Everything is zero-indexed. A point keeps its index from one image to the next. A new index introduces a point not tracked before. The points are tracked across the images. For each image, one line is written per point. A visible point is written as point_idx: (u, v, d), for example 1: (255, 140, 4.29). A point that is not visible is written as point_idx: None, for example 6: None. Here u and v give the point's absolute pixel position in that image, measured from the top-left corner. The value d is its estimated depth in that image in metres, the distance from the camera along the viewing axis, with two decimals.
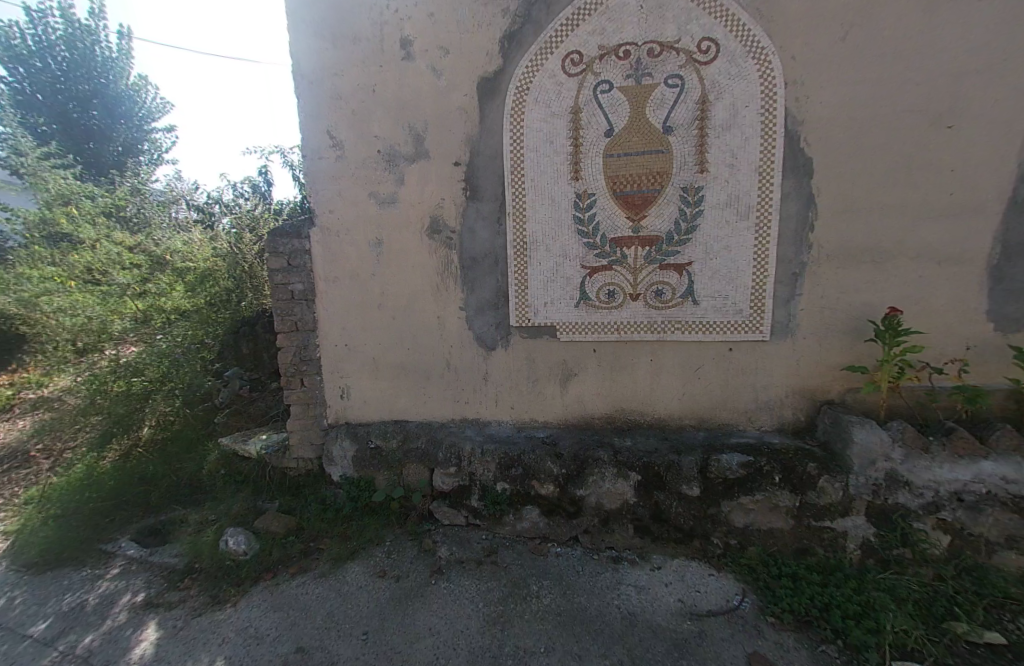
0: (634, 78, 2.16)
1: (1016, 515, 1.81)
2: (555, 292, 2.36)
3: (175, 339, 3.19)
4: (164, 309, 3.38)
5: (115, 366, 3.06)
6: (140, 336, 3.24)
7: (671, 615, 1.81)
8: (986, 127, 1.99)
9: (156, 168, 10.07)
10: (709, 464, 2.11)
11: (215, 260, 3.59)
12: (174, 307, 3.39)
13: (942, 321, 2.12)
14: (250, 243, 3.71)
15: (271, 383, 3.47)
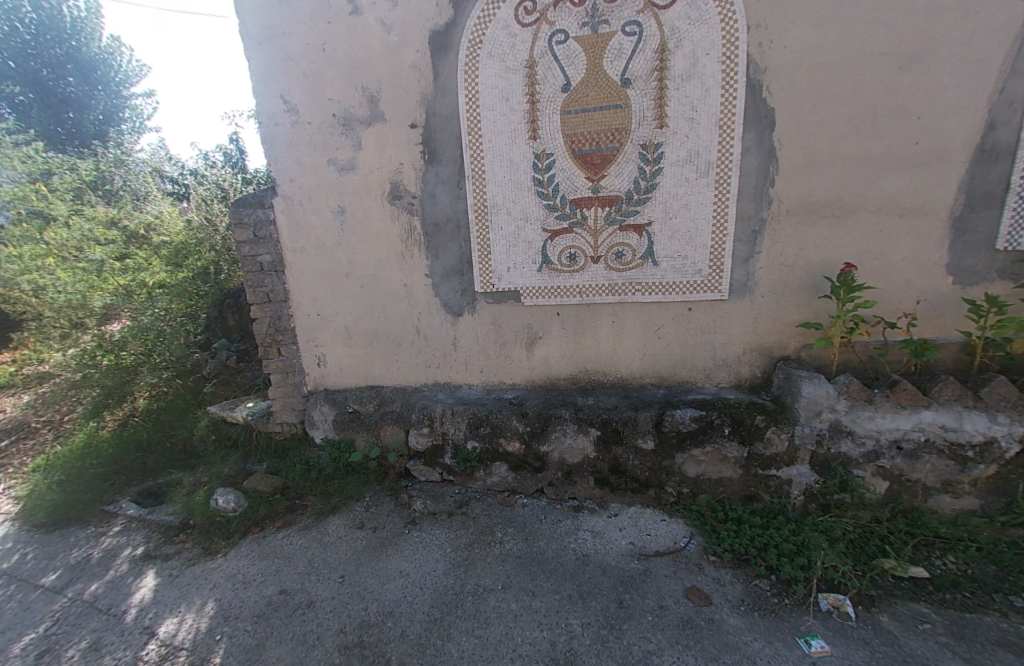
0: (590, 27, 2.04)
1: (951, 462, 1.91)
2: (518, 257, 2.37)
3: (159, 313, 3.25)
4: (145, 283, 3.34)
5: (103, 341, 3.14)
6: (127, 311, 3.25)
7: (621, 556, 1.97)
8: (958, 70, 1.90)
9: (138, 136, 9.81)
10: (664, 419, 2.21)
11: (190, 233, 3.66)
12: (155, 281, 3.35)
13: (903, 276, 2.11)
14: (221, 214, 3.81)
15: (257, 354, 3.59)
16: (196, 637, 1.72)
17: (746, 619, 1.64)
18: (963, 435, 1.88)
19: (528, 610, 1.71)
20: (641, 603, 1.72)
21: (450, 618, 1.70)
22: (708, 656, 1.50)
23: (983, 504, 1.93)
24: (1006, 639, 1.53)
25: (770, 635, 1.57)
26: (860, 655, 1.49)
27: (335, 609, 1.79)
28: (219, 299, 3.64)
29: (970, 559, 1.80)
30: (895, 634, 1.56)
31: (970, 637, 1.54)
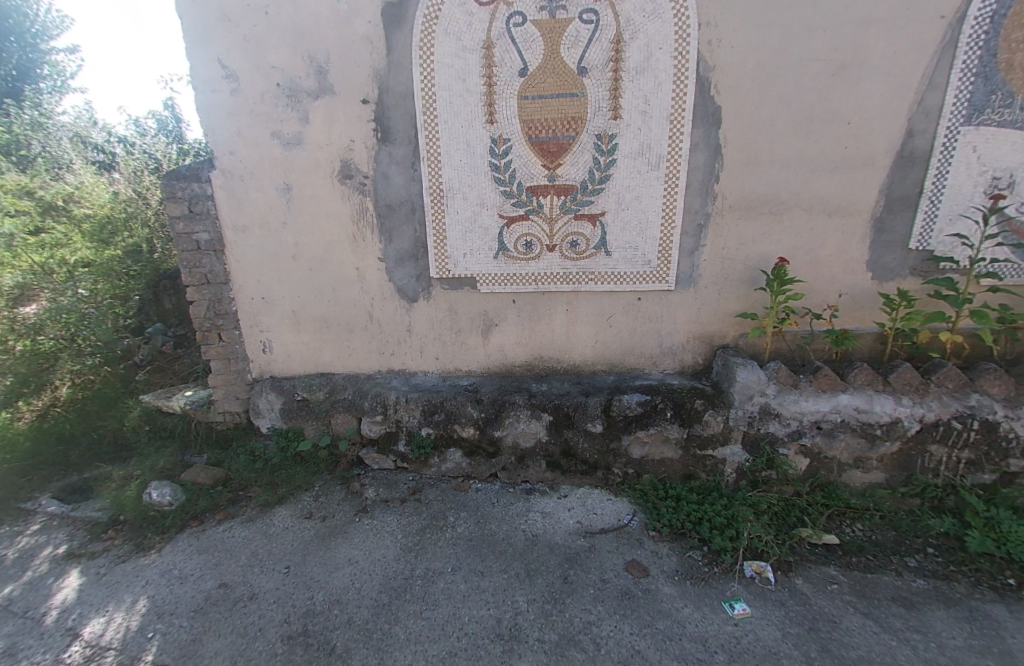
0: (548, 12, 2.02)
1: (862, 439, 2.11)
2: (474, 243, 2.35)
3: (86, 295, 2.98)
4: (66, 260, 2.97)
5: (14, 325, 2.75)
6: (46, 292, 2.87)
7: (568, 534, 2.06)
8: (883, 80, 2.04)
9: (59, 95, 8.75)
10: (612, 404, 2.31)
11: (115, 204, 3.39)
12: (79, 259, 3.01)
13: (830, 271, 2.28)
14: (151, 186, 3.70)
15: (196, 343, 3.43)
16: (126, 636, 1.64)
17: (680, 588, 1.76)
18: (873, 415, 2.08)
19: (477, 590, 1.75)
20: (585, 578, 1.81)
21: (398, 602, 1.71)
22: (643, 623, 1.61)
23: (888, 477, 2.16)
24: (898, 593, 1.75)
25: (699, 602, 1.70)
26: (776, 615, 1.65)
27: (279, 600, 1.75)
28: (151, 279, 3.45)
29: (873, 526, 2.05)
30: (807, 595, 1.73)
31: (869, 594, 1.74)
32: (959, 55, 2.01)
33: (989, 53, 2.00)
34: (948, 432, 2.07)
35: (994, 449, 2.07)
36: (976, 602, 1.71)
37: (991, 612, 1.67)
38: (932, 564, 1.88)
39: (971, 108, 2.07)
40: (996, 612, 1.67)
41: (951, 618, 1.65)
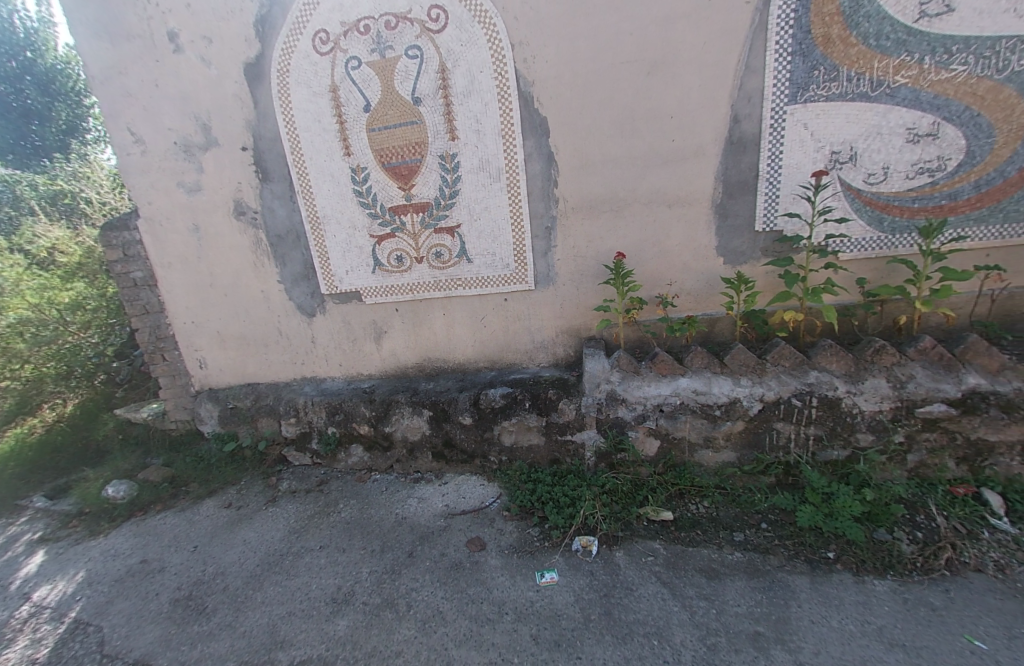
0: (378, 52, 2.24)
1: (703, 420, 2.16)
2: (353, 261, 2.59)
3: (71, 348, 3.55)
4: (67, 323, 3.55)
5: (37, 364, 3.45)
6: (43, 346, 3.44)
7: (432, 516, 2.28)
8: (696, 72, 2.09)
9: (91, 135, 9.69)
10: (480, 397, 2.47)
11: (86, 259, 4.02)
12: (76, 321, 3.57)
13: (679, 259, 2.37)
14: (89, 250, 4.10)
15: (137, 356, 3.90)
16: (61, 599, 2.07)
17: (504, 560, 1.95)
18: (710, 396, 2.13)
19: (332, 563, 2.06)
20: (427, 552, 2.04)
21: (266, 573, 2.06)
22: (456, 589, 1.82)
23: (739, 456, 2.17)
24: (707, 565, 1.81)
25: (516, 571, 1.88)
26: (578, 583, 1.78)
27: (179, 572, 2.14)
28: (119, 312, 3.79)
29: (717, 503, 2.10)
30: (618, 565, 1.85)
31: (680, 565, 1.82)
32: (772, 37, 2.00)
33: (801, 31, 1.97)
34: (790, 410, 2.05)
35: (839, 425, 2.02)
36: (782, 573, 1.73)
37: (791, 583, 1.68)
38: (759, 538, 1.91)
39: (793, 87, 2.05)
40: (795, 583, 1.67)
41: (746, 587, 1.68)
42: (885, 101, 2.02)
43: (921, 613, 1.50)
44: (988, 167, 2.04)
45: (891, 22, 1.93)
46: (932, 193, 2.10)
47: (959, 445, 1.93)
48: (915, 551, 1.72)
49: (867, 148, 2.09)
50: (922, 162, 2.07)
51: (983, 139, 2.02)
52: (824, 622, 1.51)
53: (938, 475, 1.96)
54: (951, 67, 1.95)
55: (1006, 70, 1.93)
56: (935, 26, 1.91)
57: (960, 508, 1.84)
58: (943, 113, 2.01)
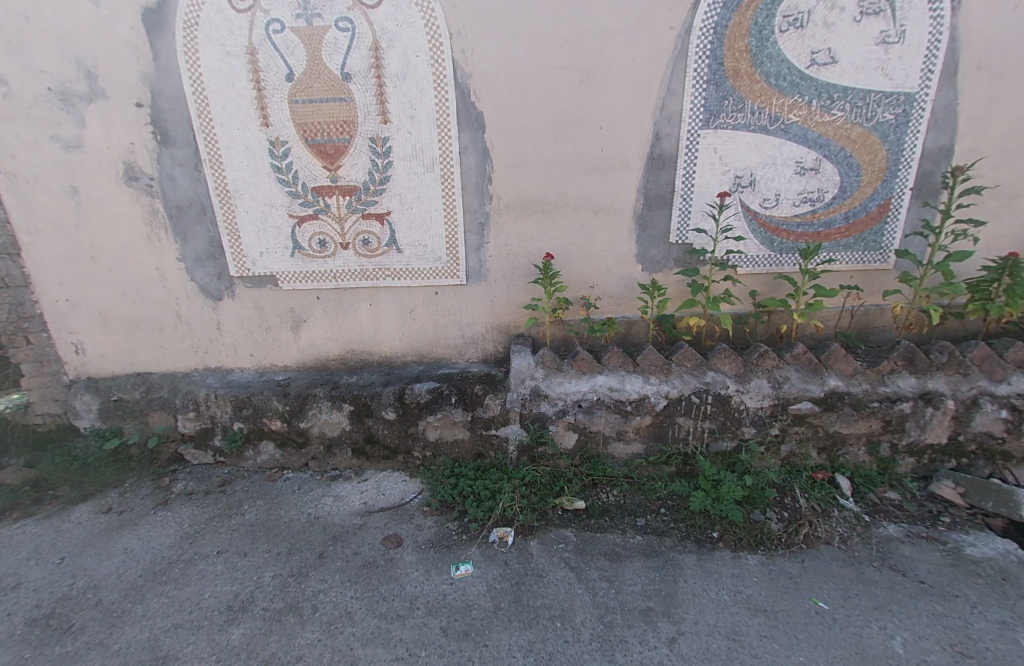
0: (304, 19, 2.08)
1: (616, 414, 2.32)
2: (269, 242, 2.40)
3: None
4: None
5: None
6: None
7: (348, 514, 2.21)
8: (625, 87, 2.20)
9: None
10: (405, 392, 2.41)
11: None
12: None
13: (603, 264, 2.50)
14: None
15: None
16: None
17: (420, 555, 1.94)
18: (623, 393, 2.30)
19: (230, 569, 1.92)
20: (339, 551, 1.98)
21: (151, 584, 1.87)
22: (368, 587, 1.79)
23: (646, 448, 2.37)
24: (612, 549, 1.95)
25: (431, 565, 1.89)
26: (491, 573, 1.84)
27: (40, 587, 1.87)
28: None
29: (625, 492, 2.28)
30: (531, 554, 1.93)
31: (588, 551, 1.95)
32: (691, 63, 2.17)
33: (716, 62, 2.17)
34: (690, 406, 2.28)
35: (730, 419, 2.28)
36: (674, 553, 1.92)
37: (681, 561, 1.88)
38: (659, 522, 2.10)
39: (707, 112, 2.25)
40: (683, 561, 1.87)
41: (644, 567, 1.85)
42: (780, 135, 2.29)
43: (781, 582, 1.75)
44: (855, 201, 2.40)
45: (789, 65, 2.19)
46: (812, 220, 2.43)
47: (820, 437, 2.26)
48: (781, 529, 2.00)
49: (764, 175, 2.35)
50: (806, 191, 2.38)
51: (852, 177, 2.37)
52: (705, 594, 1.70)
53: (804, 463, 2.29)
54: (832, 112, 2.27)
55: (872, 119, 2.28)
56: (821, 74, 2.21)
57: (819, 490, 2.17)
58: (824, 151, 2.33)
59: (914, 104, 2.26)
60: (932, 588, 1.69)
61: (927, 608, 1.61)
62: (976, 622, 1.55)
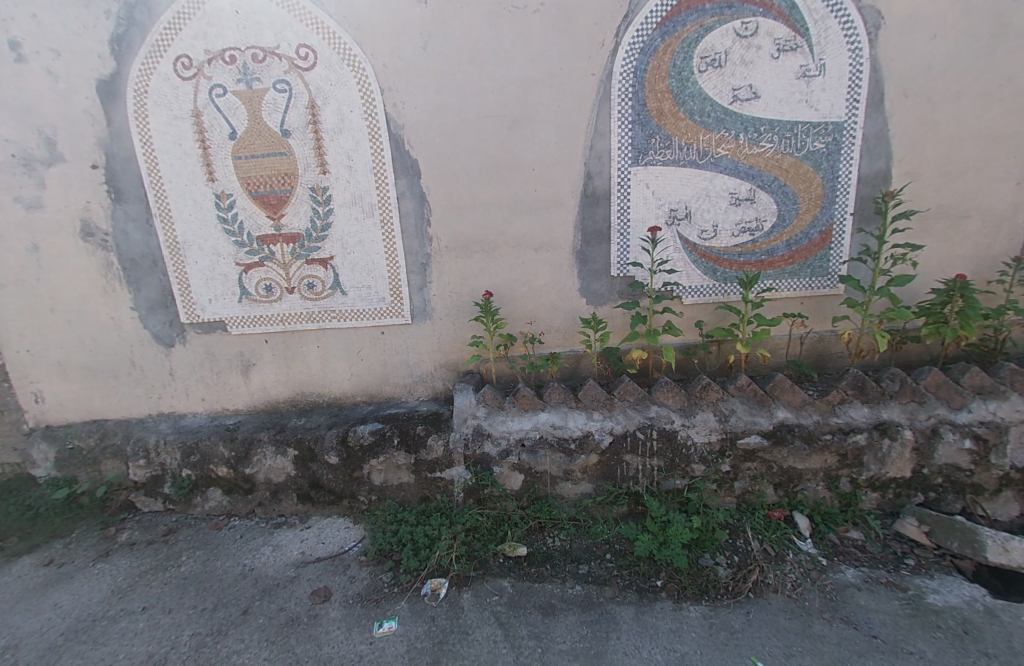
0: (244, 83, 2.21)
1: (561, 453, 2.25)
2: (217, 289, 2.47)
3: None
4: None
5: None
6: None
7: (283, 565, 2.15)
8: (553, 130, 2.27)
9: None
10: (348, 434, 2.38)
11: None
12: None
13: (547, 299, 2.51)
14: None
15: None
16: None
17: (346, 611, 1.86)
18: (566, 430, 2.24)
19: (152, 627, 1.87)
20: (264, 607, 1.91)
21: (69, 643, 1.82)
22: (283, 648, 1.71)
23: (595, 488, 2.28)
24: (547, 601, 1.84)
25: (354, 623, 1.80)
26: (415, 631, 1.74)
27: None
28: None
29: (571, 536, 2.17)
30: (461, 608, 1.83)
31: (522, 603, 1.84)
32: (615, 106, 2.24)
33: (639, 103, 2.23)
34: (635, 442, 2.20)
35: (678, 456, 2.19)
36: (612, 605, 1.80)
37: (618, 614, 1.76)
38: (602, 570, 1.98)
39: (635, 150, 2.29)
40: (620, 614, 1.75)
41: (576, 622, 1.73)
42: (711, 168, 2.32)
43: (720, 637, 1.63)
44: (796, 229, 2.39)
45: (711, 103, 2.24)
46: (753, 249, 2.41)
47: (775, 473, 2.15)
48: (729, 575, 1.87)
49: (699, 207, 2.37)
50: (744, 221, 2.39)
51: (789, 206, 2.37)
52: (636, 653, 1.59)
53: (760, 500, 2.17)
54: (760, 144, 2.29)
55: (803, 149, 2.30)
56: (745, 109, 2.25)
57: (773, 531, 2.05)
58: (757, 182, 2.35)
59: (843, 133, 2.28)
60: (885, 644, 1.55)
61: None
62: None
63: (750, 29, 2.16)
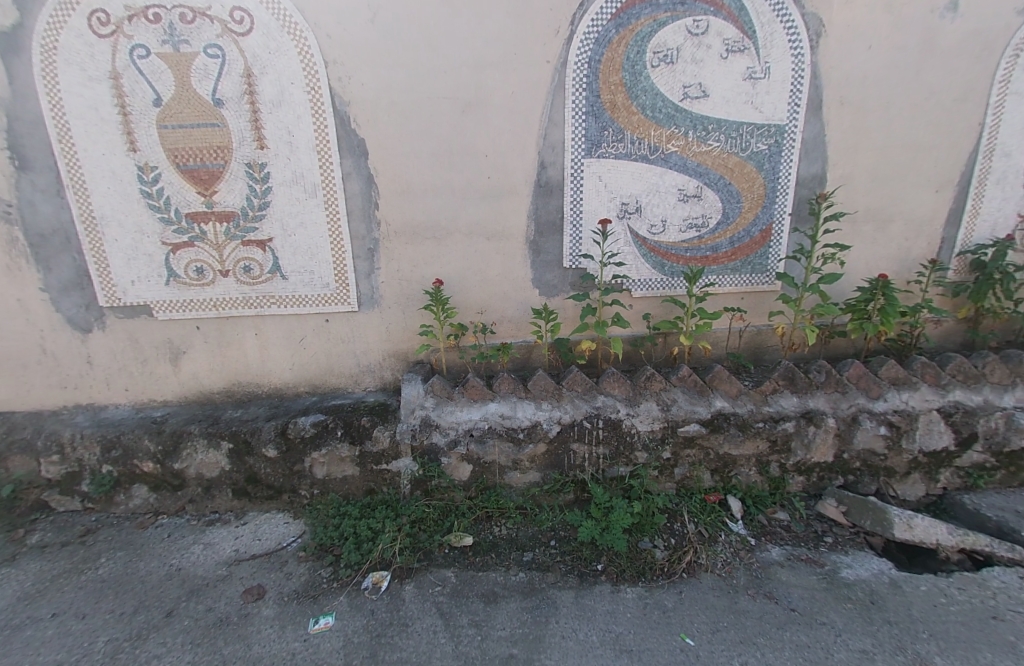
0: (171, 45, 2.02)
1: (509, 443, 2.24)
2: (141, 270, 2.27)
3: None
4: None
5: None
6: None
7: (214, 564, 2.03)
8: (507, 116, 2.23)
9: None
10: (287, 426, 2.27)
11: None
12: None
13: (499, 289, 2.48)
14: None
15: None
16: None
17: (280, 609, 1.79)
18: (514, 420, 2.24)
19: (61, 634, 1.72)
20: (190, 608, 1.81)
21: None
22: (209, 650, 1.62)
23: (543, 476, 2.30)
24: (490, 590, 1.85)
25: (288, 620, 1.74)
26: (353, 625, 1.70)
27: None
28: None
29: (517, 524, 2.19)
30: (402, 600, 1.80)
31: (464, 593, 1.83)
32: (569, 95, 2.22)
33: (593, 94, 2.23)
34: (582, 431, 2.23)
35: (622, 444, 2.24)
36: (552, 590, 1.83)
37: (558, 599, 1.79)
38: (546, 556, 2.01)
39: (589, 142, 2.29)
40: (560, 599, 1.78)
41: (518, 608, 1.75)
42: (661, 163, 2.36)
43: (654, 616, 1.69)
44: (738, 227, 2.48)
45: (662, 98, 2.27)
46: (699, 245, 2.49)
47: (712, 459, 2.25)
48: (665, 557, 1.95)
49: (649, 201, 2.41)
50: (691, 217, 2.45)
51: (733, 204, 2.45)
52: (574, 635, 1.62)
53: (697, 485, 2.27)
54: (708, 142, 2.35)
55: (747, 149, 2.38)
56: (695, 107, 2.30)
57: (708, 514, 2.14)
58: (704, 179, 2.41)
59: (784, 136, 2.38)
60: (801, 615, 1.66)
61: (792, 639, 1.57)
62: (836, 651, 1.51)
63: (701, 27, 2.19)
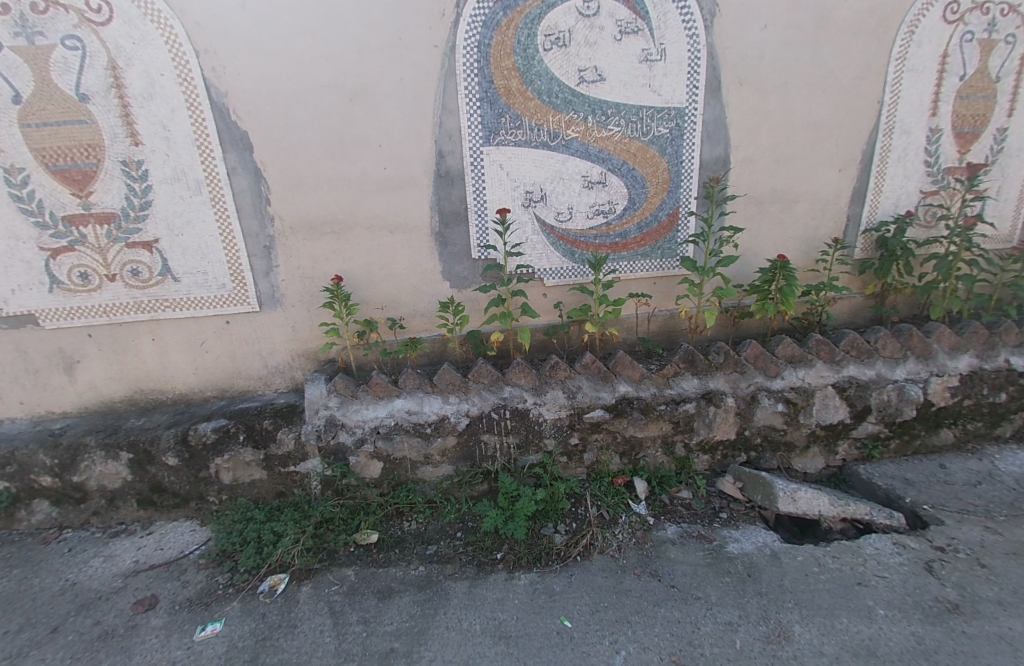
0: (24, 37, 1.88)
1: (417, 438, 2.24)
2: (18, 278, 2.14)
3: None
4: None
5: None
6: None
7: (111, 576, 2.00)
8: (398, 105, 2.16)
9: None
10: (188, 433, 2.21)
11: None
12: None
13: (408, 282, 2.45)
14: None
15: None
16: None
17: (169, 618, 1.77)
18: (421, 415, 2.23)
19: None
20: (77, 623, 1.77)
21: None
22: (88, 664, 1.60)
23: (456, 468, 2.30)
24: (386, 585, 1.86)
25: (175, 628, 1.72)
26: (241, 629, 1.70)
27: None
28: None
29: (426, 519, 2.20)
30: (296, 601, 1.80)
31: (360, 590, 1.84)
32: (461, 82, 2.16)
33: (486, 80, 2.17)
34: (491, 422, 2.24)
35: (531, 432, 2.26)
36: (447, 582, 1.85)
37: (451, 590, 1.81)
38: (449, 548, 2.03)
39: (486, 129, 2.25)
40: (453, 590, 1.81)
41: (409, 602, 1.77)
42: (562, 150, 2.34)
43: (540, 601, 1.73)
44: (646, 212, 2.48)
45: (558, 83, 2.23)
46: (608, 231, 2.49)
47: (619, 443, 2.29)
48: (563, 542, 1.99)
49: (554, 189, 2.39)
50: (598, 204, 2.44)
51: (639, 189, 2.45)
52: (458, 625, 1.65)
53: (606, 469, 2.31)
54: (609, 127, 2.33)
55: (648, 134, 2.36)
56: (592, 91, 2.26)
57: (612, 496, 2.19)
58: (608, 165, 2.39)
59: (685, 119, 2.37)
60: (679, 591, 1.72)
61: (665, 614, 1.63)
62: (704, 624, 1.58)
63: (593, 8, 2.15)
